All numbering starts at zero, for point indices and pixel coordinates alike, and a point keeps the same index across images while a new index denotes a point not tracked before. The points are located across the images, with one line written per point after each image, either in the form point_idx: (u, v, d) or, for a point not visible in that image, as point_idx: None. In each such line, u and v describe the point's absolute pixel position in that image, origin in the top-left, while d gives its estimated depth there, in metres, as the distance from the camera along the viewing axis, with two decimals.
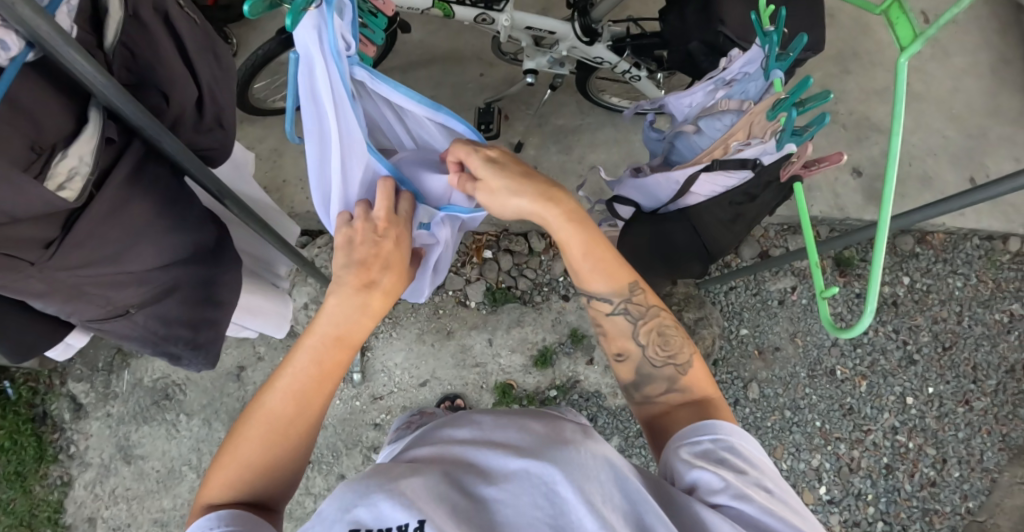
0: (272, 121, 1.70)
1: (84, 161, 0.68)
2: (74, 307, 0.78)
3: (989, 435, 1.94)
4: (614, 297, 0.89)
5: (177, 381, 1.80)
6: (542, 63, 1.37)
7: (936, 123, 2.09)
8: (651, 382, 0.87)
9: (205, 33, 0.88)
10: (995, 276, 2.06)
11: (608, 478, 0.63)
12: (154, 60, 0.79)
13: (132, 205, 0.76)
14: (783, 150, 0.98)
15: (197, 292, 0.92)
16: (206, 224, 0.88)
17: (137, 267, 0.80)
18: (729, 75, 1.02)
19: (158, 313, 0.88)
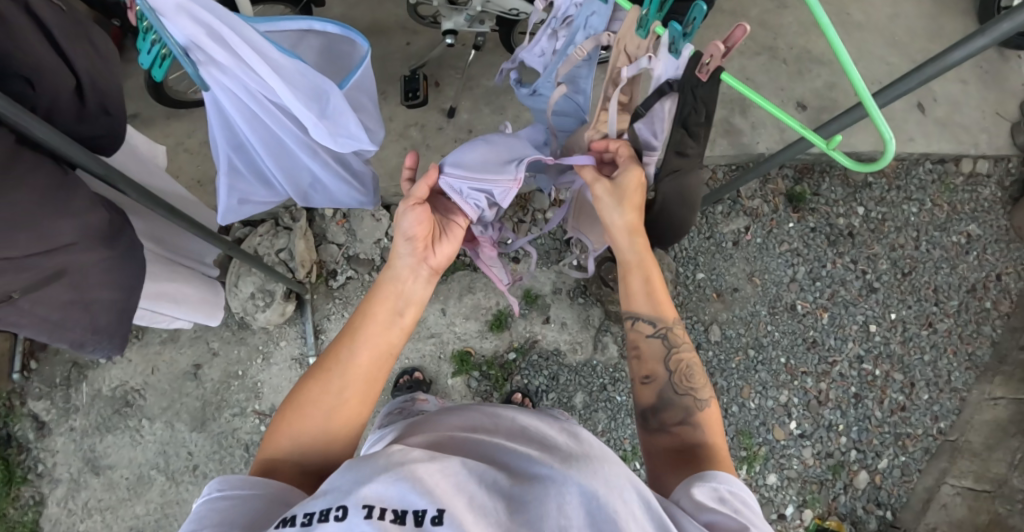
0: (199, 113, 1.65)
1: None
2: None
3: (954, 355, 1.96)
4: (656, 323, 0.93)
5: (136, 386, 1.77)
6: (460, 23, 1.33)
7: (879, 51, 2.08)
8: (669, 409, 0.88)
9: (77, 21, 0.83)
10: (949, 198, 2.07)
11: (632, 487, 0.64)
12: (15, 48, 0.74)
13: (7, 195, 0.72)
14: (684, 56, 0.91)
15: (90, 277, 0.88)
16: (96, 208, 0.85)
17: (16, 253, 0.76)
18: (563, 13, 1.03)
19: (45, 298, 0.84)
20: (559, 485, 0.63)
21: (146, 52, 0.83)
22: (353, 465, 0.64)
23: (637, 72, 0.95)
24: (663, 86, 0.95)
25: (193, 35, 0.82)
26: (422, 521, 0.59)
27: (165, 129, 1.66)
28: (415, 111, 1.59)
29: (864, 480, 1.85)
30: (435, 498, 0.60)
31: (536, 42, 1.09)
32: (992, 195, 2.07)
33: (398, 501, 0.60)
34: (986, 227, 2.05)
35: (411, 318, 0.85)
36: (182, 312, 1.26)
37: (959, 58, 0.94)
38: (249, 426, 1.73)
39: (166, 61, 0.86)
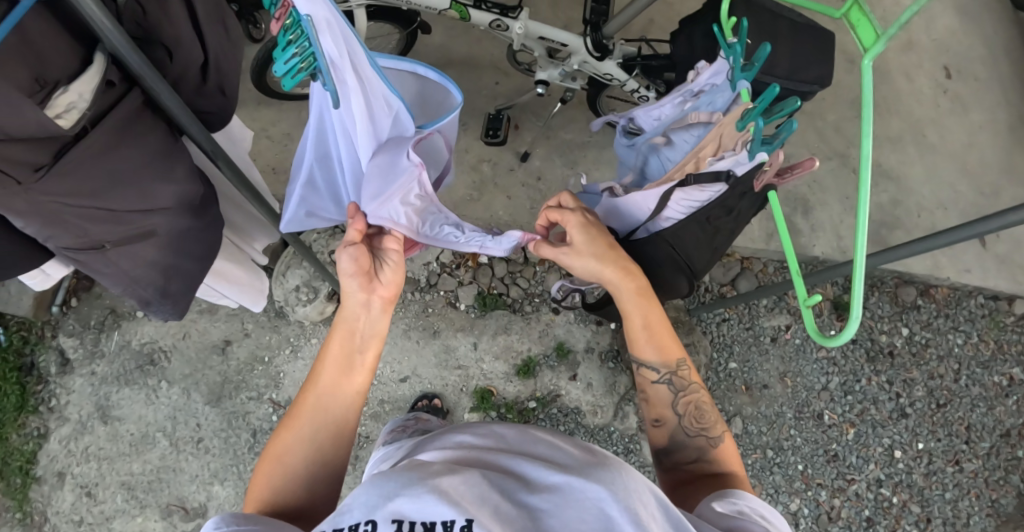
0: (288, 105, 1.72)
1: (83, 98, 0.69)
2: (51, 232, 0.76)
3: (977, 498, 1.89)
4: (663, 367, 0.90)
5: (164, 347, 1.81)
6: (553, 76, 1.36)
7: (951, 178, 2.07)
8: (682, 450, 0.88)
9: None
10: (997, 337, 2.02)
11: (649, 492, 0.64)
12: (163, 17, 0.79)
13: (123, 150, 0.75)
14: (755, 161, 0.91)
15: (174, 242, 0.91)
16: (194, 180, 0.87)
17: (119, 207, 0.79)
18: (697, 87, 1.05)
19: (131, 254, 0.87)
20: (576, 494, 0.62)
21: (283, 62, 0.79)
22: (386, 478, 0.64)
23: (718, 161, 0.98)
24: (721, 172, 0.95)
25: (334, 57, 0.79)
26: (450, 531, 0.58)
27: (253, 113, 1.73)
28: (490, 148, 1.63)
29: None
30: (463, 507, 0.59)
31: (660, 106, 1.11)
32: None
33: (425, 514, 0.59)
34: None
35: (371, 352, 0.84)
36: (232, 292, 1.30)
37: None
38: (261, 412, 1.76)
39: (299, 75, 0.80)
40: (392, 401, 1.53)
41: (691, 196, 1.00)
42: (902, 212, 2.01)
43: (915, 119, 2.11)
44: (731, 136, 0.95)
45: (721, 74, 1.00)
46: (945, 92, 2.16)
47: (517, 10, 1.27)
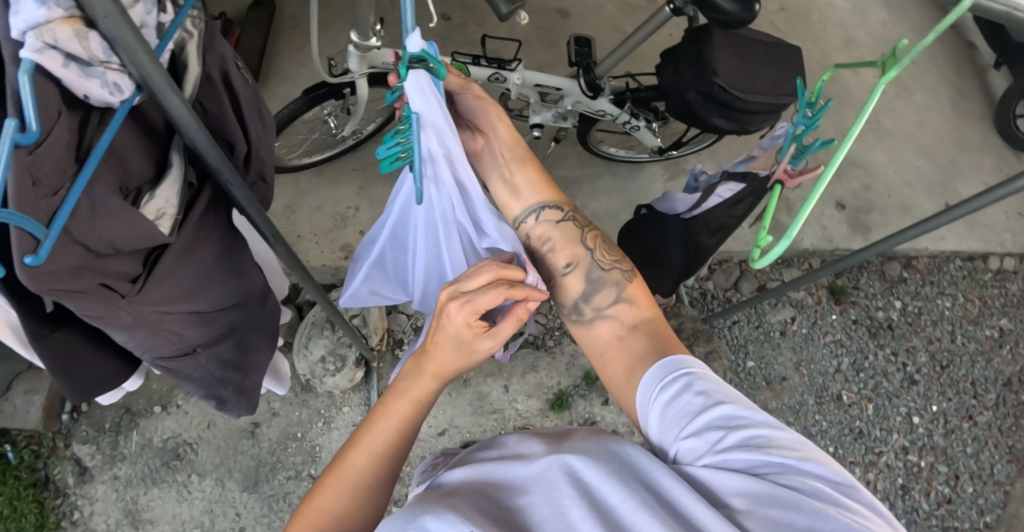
0: (285, 179, 1.77)
1: (170, 203, 0.68)
2: (153, 343, 0.75)
3: (995, 448, 2.02)
4: (559, 208, 0.93)
5: (189, 439, 1.80)
6: (547, 118, 1.46)
7: (909, 156, 2.24)
8: (598, 293, 0.90)
9: (255, 95, 0.91)
10: (981, 293, 2.20)
11: (616, 455, 0.64)
12: (220, 115, 0.82)
13: (201, 248, 0.76)
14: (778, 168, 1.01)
15: (245, 335, 0.93)
16: (253, 270, 0.88)
17: (206, 306, 0.80)
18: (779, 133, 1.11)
19: (216, 353, 0.88)
20: (551, 472, 0.62)
21: (386, 147, 0.75)
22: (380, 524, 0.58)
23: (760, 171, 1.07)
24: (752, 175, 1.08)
25: (436, 154, 0.81)
26: None
27: None
28: None
29: None
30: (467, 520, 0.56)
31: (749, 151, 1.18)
32: (1019, 291, 2.24)
33: None
34: (1016, 321, 2.19)
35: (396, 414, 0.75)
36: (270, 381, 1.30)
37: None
38: (303, 490, 1.74)
39: (398, 161, 0.77)
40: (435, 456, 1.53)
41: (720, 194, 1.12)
42: (874, 195, 2.14)
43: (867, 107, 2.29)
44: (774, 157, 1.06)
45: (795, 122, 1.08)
46: (889, 80, 2.36)
47: (513, 62, 1.33)
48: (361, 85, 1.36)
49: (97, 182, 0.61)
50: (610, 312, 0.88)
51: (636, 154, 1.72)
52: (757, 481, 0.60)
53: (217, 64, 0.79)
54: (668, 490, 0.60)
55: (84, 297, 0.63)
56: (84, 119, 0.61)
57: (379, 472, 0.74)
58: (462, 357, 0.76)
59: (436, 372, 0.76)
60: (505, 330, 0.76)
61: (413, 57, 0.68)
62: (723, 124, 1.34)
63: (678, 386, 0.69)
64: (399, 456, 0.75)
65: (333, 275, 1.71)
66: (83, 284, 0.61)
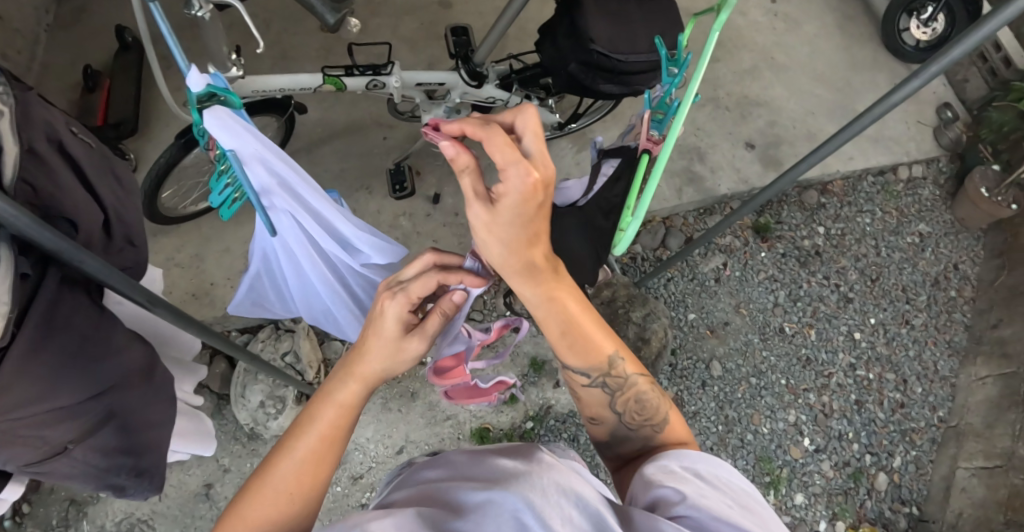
0: (186, 228, 1.72)
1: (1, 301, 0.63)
2: (8, 454, 0.73)
3: (936, 346, 2.12)
4: (591, 372, 0.82)
5: (142, 516, 1.69)
6: (438, 114, 1.42)
7: (807, 86, 2.30)
8: (626, 442, 0.83)
9: (103, 156, 0.86)
10: (896, 204, 2.29)
11: (562, 489, 0.57)
12: (55, 188, 0.75)
13: (53, 342, 0.72)
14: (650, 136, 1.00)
15: (131, 416, 0.88)
16: (131, 344, 0.85)
17: (69, 401, 0.76)
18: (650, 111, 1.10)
19: (96, 444, 0.84)
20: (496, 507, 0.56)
21: (217, 193, 0.84)
22: None
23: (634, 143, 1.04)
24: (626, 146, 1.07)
25: (268, 185, 0.84)
26: None
27: (153, 247, 1.70)
28: (402, 201, 1.67)
29: (884, 481, 1.93)
30: None
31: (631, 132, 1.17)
32: (931, 194, 2.34)
33: None
34: (933, 223, 2.29)
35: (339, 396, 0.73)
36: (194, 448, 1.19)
37: (960, 55, 0.94)
38: None
39: (234, 203, 0.87)
40: None
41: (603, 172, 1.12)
42: (780, 129, 2.19)
43: (759, 45, 2.34)
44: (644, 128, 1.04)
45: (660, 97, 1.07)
46: (776, 15, 2.41)
47: (388, 65, 1.29)
48: None
49: None
50: (638, 450, 0.81)
51: (539, 133, 1.72)
52: None
53: (41, 134, 0.74)
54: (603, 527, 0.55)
55: None
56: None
57: (309, 478, 0.69)
58: (395, 349, 0.75)
59: (363, 375, 0.74)
60: (434, 324, 0.77)
61: (201, 96, 0.73)
62: (612, 89, 1.33)
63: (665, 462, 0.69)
64: (331, 462, 0.72)
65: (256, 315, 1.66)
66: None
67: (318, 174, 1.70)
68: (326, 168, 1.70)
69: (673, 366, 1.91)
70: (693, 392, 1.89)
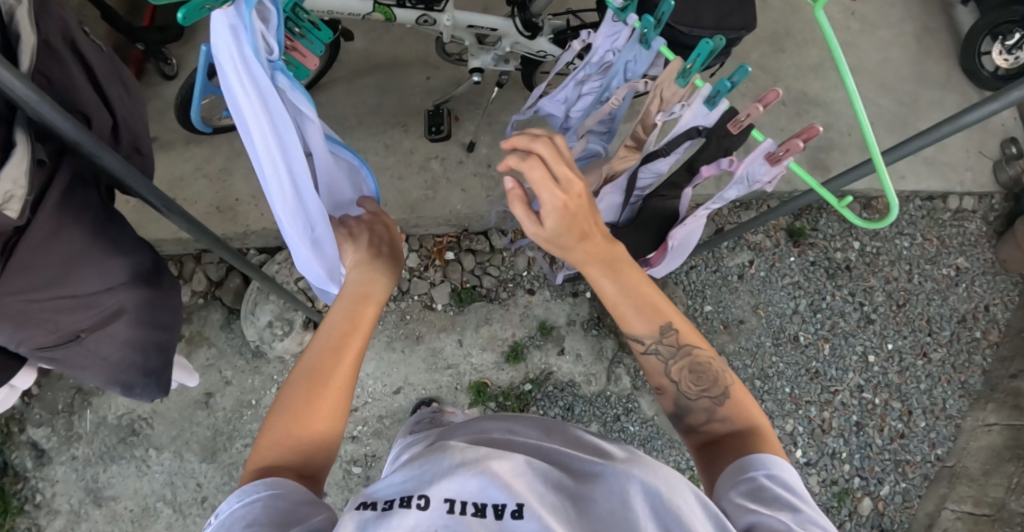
0: (218, 141, 1.72)
1: (17, 184, 0.66)
2: (26, 332, 0.78)
3: (948, 383, 2.05)
4: (678, 345, 0.79)
5: (144, 414, 1.67)
6: (486, 62, 1.38)
7: (871, 95, 2.21)
8: (691, 414, 0.79)
9: (112, 62, 0.93)
10: (938, 233, 2.19)
11: (682, 483, 0.58)
12: (71, 84, 0.83)
13: (65, 231, 0.75)
14: (717, 109, 0.85)
15: (143, 314, 0.94)
16: (141, 247, 0.89)
17: (83, 291, 0.81)
18: (598, 60, 0.94)
19: (109, 336, 0.91)
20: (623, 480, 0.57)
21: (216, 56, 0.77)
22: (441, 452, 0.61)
23: (670, 119, 0.90)
24: (691, 132, 0.89)
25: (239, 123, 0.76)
26: (502, 516, 0.53)
27: (181, 154, 1.71)
28: (436, 144, 1.64)
29: (867, 506, 1.92)
30: (515, 493, 0.54)
31: (562, 88, 1.00)
32: (976, 230, 2.21)
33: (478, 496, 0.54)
34: (972, 260, 2.19)
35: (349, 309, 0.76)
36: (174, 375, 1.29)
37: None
38: None
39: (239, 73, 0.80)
40: (392, 414, 1.52)
41: (656, 168, 0.98)
42: (834, 134, 2.12)
43: (830, 43, 2.24)
44: (673, 92, 0.87)
45: (618, 35, 0.90)
46: (852, 15, 2.29)
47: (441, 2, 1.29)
48: None
49: None
50: (709, 426, 0.77)
51: None
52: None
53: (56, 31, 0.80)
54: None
55: None
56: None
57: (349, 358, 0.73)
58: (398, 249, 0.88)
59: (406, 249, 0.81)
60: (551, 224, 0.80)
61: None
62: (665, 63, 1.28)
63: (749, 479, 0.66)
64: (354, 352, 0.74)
65: (276, 237, 1.69)
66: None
67: (357, 105, 1.67)
68: (364, 99, 1.67)
69: None
70: None
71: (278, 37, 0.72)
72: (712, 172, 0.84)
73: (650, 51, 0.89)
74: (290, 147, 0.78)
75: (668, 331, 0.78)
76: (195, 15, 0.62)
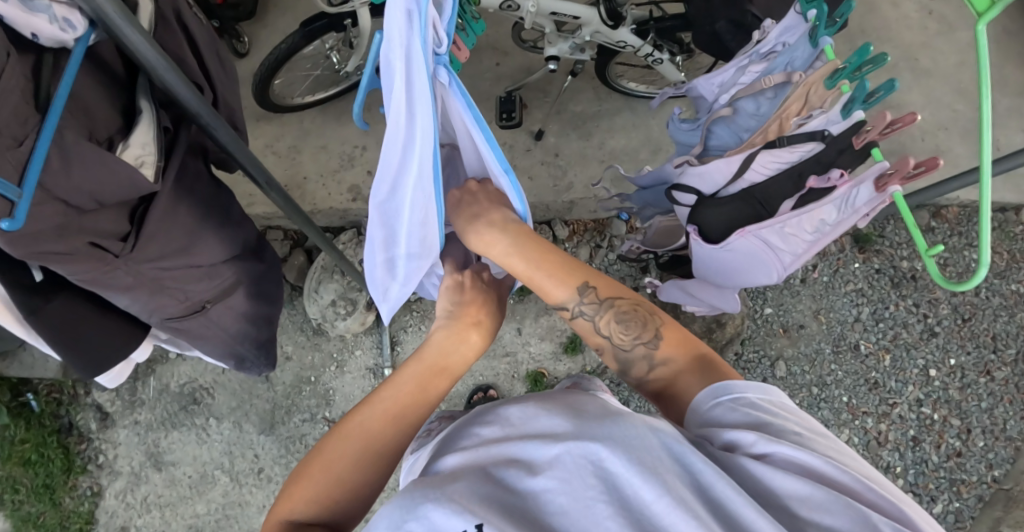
0: (289, 119, 1.74)
1: (148, 149, 0.71)
2: (158, 300, 0.85)
3: (1011, 404, 1.96)
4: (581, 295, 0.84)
5: (205, 384, 1.72)
6: (563, 49, 1.38)
7: (946, 98, 2.13)
8: (634, 366, 0.82)
9: (209, 37, 0.94)
10: (1010, 247, 2.08)
11: (654, 443, 0.59)
12: (181, 55, 0.85)
13: (184, 202, 0.80)
14: (852, 119, 0.96)
15: (251, 285, 1.01)
16: (243, 221, 0.95)
17: (206, 260, 0.88)
18: (767, 48, 1.09)
19: (225, 307, 0.98)
20: (586, 453, 0.59)
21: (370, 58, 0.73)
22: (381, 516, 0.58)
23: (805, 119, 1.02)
24: (816, 132, 0.99)
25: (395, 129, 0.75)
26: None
27: (253, 131, 1.74)
28: (505, 131, 1.64)
29: None
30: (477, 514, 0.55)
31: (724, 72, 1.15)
32: None
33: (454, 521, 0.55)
34: None
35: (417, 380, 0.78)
36: None
37: None
38: (318, 433, 1.68)
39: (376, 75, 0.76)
40: (448, 399, 1.54)
41: (778, 156, 1.04)
42: (907, 138, 2.06)
43: (907, 43, 2.16)
44: (819, 94, 1.00)
45: (794, 30, 1.04)
46: (932, 14, 2.20)
47: None
48: (363, 16, 1.32)
49: (65, 132, 0.64)
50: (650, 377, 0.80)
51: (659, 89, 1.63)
52: (810, 488, 0.57)
53: (168, 2, 0.83)
54: (719, 491, 0.57)
55: (75, 259, 0.70)
56: (37, 62, 0.65)
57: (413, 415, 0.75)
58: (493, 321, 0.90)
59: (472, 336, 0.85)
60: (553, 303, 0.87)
61: None
62: None
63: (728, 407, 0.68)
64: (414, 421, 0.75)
65: (341, 217, 1.71)
66: (70, 244, 0.68)
67: None
68: None
69: (737, 356, 1.89)
70: None
71: (448, 31, 0.73)
72: (818, 184, 1.01)
73: (814, 49, 1.01)
74: (426, 147, 0.77)
75: (584, 289, 0.84)
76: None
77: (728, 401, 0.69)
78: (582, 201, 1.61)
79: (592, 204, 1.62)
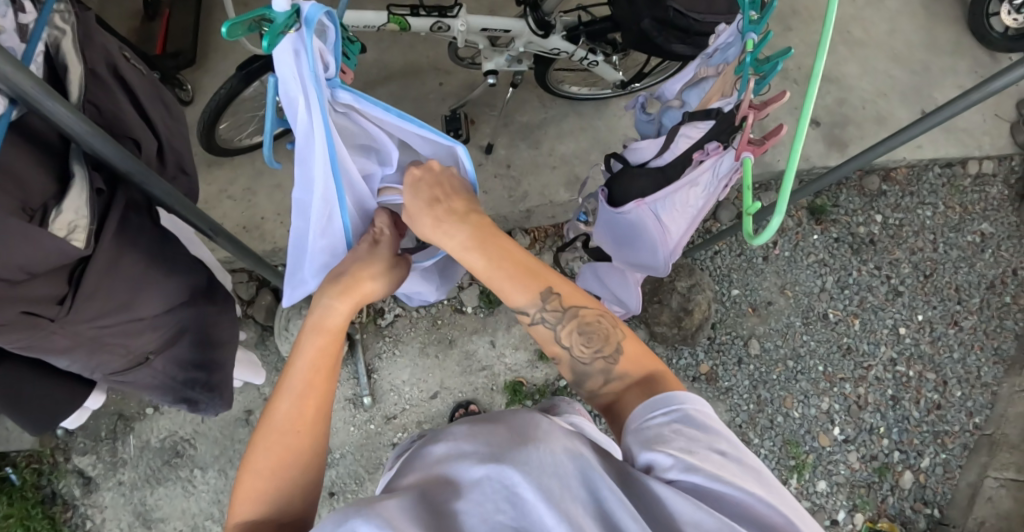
0: (241, 161, 1.74)
1: (80, 214, 0.71)
2: (99, 359, 0.85)
3: (982, 351, 2.02)
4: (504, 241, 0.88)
5: (186, 435, 1.70)
6: (500, 63, 1.40)
7: (881, 65, 2.19)
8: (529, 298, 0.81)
9: (154, 84, 0.95)
10: (961, 200, 2.14)
11: (575, 478, 0.57)
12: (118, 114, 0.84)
13: (124, 260, 0.80)
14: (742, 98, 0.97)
15: (198, 332, 1.01)
16: (192, 267, 0.95)
17: (149, 312, 0.88)
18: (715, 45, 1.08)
19: (172, 356, 0.98)
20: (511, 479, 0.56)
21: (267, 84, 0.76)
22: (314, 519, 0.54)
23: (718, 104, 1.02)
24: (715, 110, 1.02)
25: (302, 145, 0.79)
26: None
27: (205, 177, 1.73)
28: None
29: (909, 480, 1.89)
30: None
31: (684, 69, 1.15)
32: (1000, 193, 2.16)
33: None
34: (998, 224, 2.13)
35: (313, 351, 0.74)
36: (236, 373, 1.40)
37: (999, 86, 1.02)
38: None
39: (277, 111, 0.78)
40: (430, 419, 1.54)
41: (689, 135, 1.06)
42: (849, 109, 2.12)
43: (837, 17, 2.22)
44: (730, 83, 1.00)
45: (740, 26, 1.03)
46: None
47: (455, 8, 1.30)
48: None
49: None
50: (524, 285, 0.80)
51: (601, 91, 1.66)
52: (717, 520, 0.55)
53: (100, 60, 0.82)
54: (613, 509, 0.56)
55: (10, 327, 0.69)
56: None
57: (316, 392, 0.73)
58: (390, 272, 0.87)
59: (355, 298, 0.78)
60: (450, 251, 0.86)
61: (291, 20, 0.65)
62: (684, 50, 1.27)
63: (662, 416, 0.66)
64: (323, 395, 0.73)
65: None
66: (5, 313, 0.67)
67: None
68: None
69: (710, 339, 1.92)
70: (728, 369, 1.91)
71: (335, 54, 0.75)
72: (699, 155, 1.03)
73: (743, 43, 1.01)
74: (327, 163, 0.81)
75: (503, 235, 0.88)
76: (274, 43, 0.65)
77: (656, 410, 0.67)
78: (539, 209, 1.63)
79: (550, 210, 1.64)
